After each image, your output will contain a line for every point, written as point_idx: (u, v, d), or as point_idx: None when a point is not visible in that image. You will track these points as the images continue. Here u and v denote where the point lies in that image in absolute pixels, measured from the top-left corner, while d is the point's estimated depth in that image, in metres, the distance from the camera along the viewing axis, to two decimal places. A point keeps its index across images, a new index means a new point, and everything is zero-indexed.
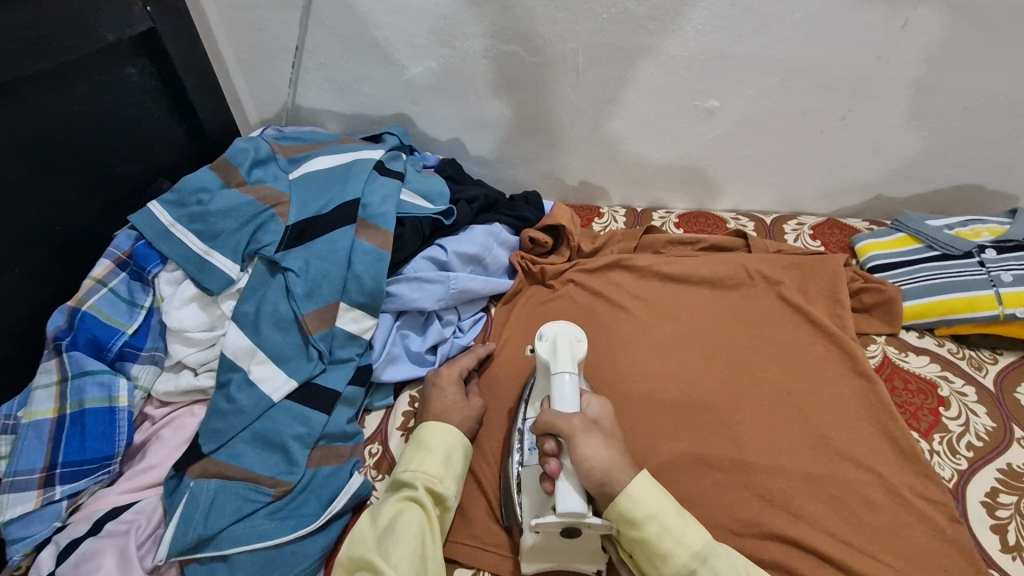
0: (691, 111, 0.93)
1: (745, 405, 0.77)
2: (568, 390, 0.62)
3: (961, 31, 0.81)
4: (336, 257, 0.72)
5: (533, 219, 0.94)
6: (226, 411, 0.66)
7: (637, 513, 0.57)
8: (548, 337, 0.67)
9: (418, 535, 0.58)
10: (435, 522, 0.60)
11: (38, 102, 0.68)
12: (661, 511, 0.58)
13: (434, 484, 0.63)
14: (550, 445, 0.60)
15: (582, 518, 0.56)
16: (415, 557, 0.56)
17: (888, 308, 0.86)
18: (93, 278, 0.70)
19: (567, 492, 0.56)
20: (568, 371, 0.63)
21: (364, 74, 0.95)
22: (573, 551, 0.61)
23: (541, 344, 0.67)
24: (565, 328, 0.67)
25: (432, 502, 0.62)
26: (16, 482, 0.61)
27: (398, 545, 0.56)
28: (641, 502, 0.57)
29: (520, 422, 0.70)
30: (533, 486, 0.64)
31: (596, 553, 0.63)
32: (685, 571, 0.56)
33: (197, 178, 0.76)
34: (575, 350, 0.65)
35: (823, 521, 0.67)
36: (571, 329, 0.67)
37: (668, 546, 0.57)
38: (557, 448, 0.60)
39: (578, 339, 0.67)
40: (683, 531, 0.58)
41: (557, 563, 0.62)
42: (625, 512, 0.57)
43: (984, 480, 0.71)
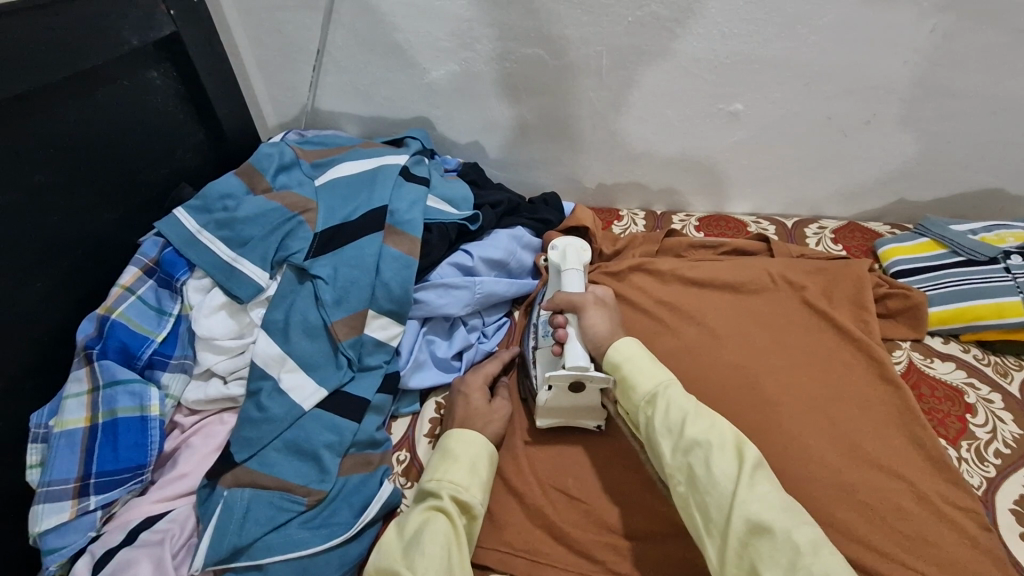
0: (715, 114, 0.93)
1: (773, 412, 0.76)
2: (576, 281, 0.75)
3: (991, 34, 0.81)
4: (364, 264, 0.72)
5: (553, 222, 0.94)
6: (257, 420, 0.66)
7: (617, 358, 0.66)
8: (558, 247, 0.79)
9: (444, 544, 0.57)
10: (462, 531, 0.60)
11: (64, 109, 0.68)
12: (636, 354, 0.65)
13: (460, 492, 0.62)
14: (558, 320, 0.71)
15: (587, 371, 0.66)
16: (442, 565, 0.55)
17: (914, 313, 0.86)
18: (121, 286, 0.69)
19: (573, 351, 0.67)
20: (575, 268, 0.76)
21: (385, 76, 0.94)
22: (579, 407, 0.71)
23: (552, 253, 0.80)
24: (572, 239, 0.80)
25: (458, 510, 0.61)
26: (50, 492, 0.61)
27: (424, 556, 0.55)
28: (622, 350, 0.66)
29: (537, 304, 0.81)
30: (544, 356, 0.73)
31: (598, 409, 0.72)
32: (647, 399, 0.63)
33: (223, 184, 0.76)
34: (581, 255, 0.78)
35: (855, 529, 0.67)
36: (577, 242, 0.80)
37: (636, 379, 0.64)
38: (565, 321, 0.71)
39: (583, 249, 0.79)
40: (650, 369, 0.64)
41: (565, 419, 0.72)
42: (609, 358, 0.66)
43: (1013, 489, 0.72)
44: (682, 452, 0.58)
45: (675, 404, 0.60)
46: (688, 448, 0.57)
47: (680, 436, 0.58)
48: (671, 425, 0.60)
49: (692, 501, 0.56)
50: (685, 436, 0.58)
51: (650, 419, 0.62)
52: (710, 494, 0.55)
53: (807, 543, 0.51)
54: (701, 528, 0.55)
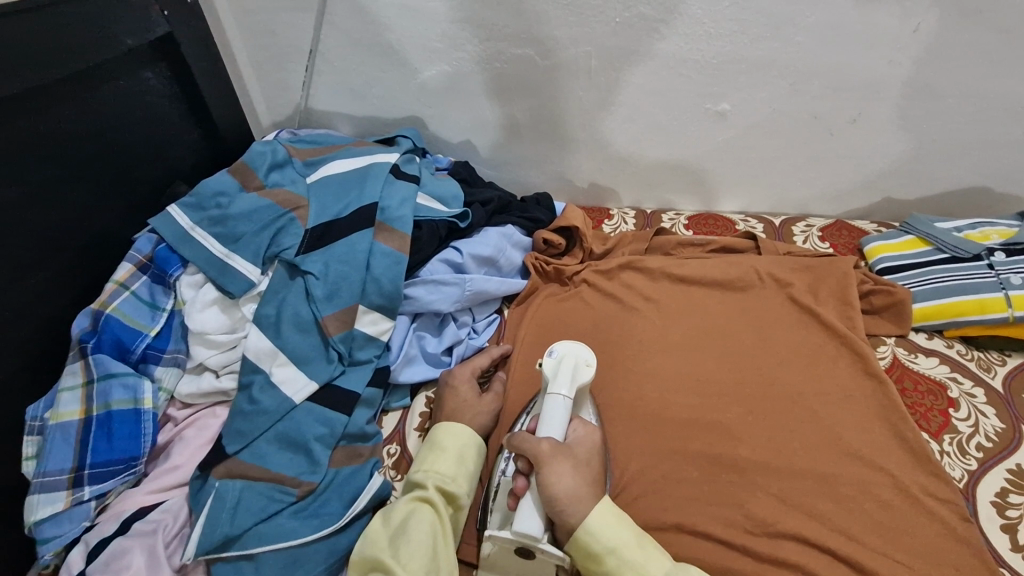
0: (702, 114, 0.94)
1: (757, 408, 0.78)
2: (558, 411, 0.64)
3: (971, 34, 0.82)
4: (355, 260, 0.73)
5: (544, 220, 0.96)
6: (249, 412, 0.67)
7: (594, 546, 0.57)
8: (557, 355, 0.68)
9: (429, 533, 0.59)
10: (447, 521, 0.61)
11: (61, 108, 0.69)
12: (625, 546, 0.58)
13: (445, 482, 0.64)
14: (521, 465, 0.61)
15: (536, 542, 0.56)
16: (427, 554, 0.57)
17: (898, 309, 0.87)
18: (116, 282, 0.71)
19: (527, 514, 0.57)
20: (563, 394, 0.65)
21: (377, 76, 0.95)
22: (527, 571, 0.61)
23: (547, 360, 0.68)
24: (579, 348, 0.69)
25: (443, 500, 0.63)
26: (44, 483, 0.62)
27: (410, 544, 0.57)
28: (601, 537, 0.57)
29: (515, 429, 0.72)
30: (502, 502, 0.64)
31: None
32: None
33: (217, 182, 0.77)
34: (579, 373, 0.67)
35: (835, 520, 0.68)
36: (582, 353, 0.68)
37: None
38: (529, 470, 0.60)
39: (587, 364, 0.68)
40: (643, 561, 0.58)
41: None
42: (582, 543, 0.57)
43: (994, 481, 0.73)
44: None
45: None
46: None
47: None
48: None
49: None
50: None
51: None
52: None
53: None
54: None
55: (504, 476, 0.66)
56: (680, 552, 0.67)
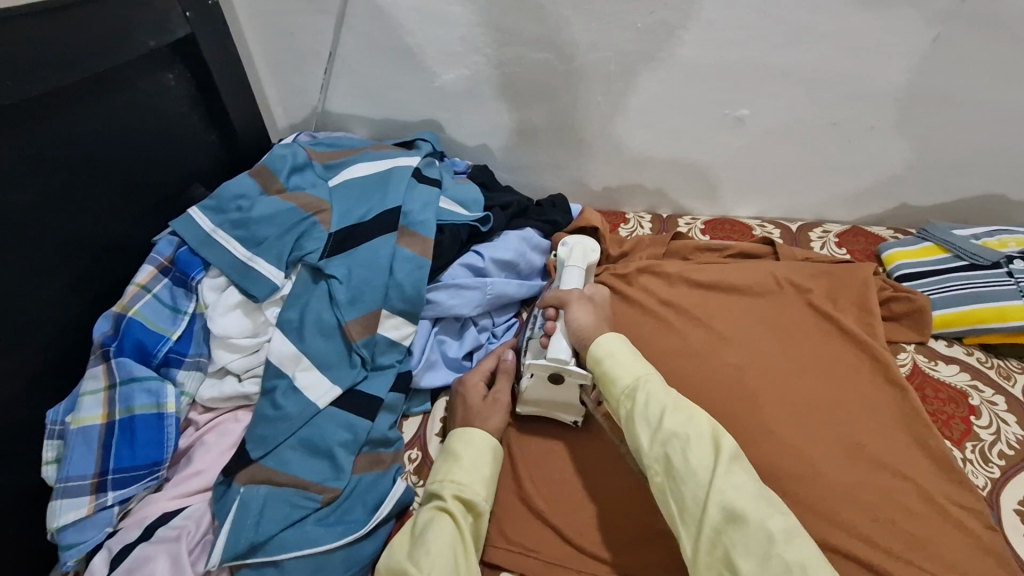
0: (721, 120, 0.94)
1: (780, 413, 0.77)
2: (574, 278, 0.76)
3: (993, 43, 0.82)
4: (378, 264, 0.73)
5: (562, 223, 0.95)
6: (272, 418, 0.66)
7: (597, 353, 0.66)
8: (568, 244, 0.80)
9: (449, 544, 0.58)
10: (466, 530, 0.60)
11: (81, 110, 0.69)
12: (619, 350, 0.66)
13: (461, 490, 0.63)
14: (551, 312, 0.74)
15: (566, 365, 0.68)
16: (448, 564, 0.56)
17: (918, 317, 0.87)
18: (137, 285, 0.70)
19: (558, 341, 0.69)
20: (578, 266, 0.77)
21: (395, 79, 0.95)
22: (557, 399, 0.73)
23: (562, 248, 0.81)
24: (584, 238, 0.81)
25: (461, 509, 0.62)
26: (68, 488, 0.61)
27: (430, 555, 0.56)
28: (604, 345, 0.67)
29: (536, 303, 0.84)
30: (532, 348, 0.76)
31: (575, 406, 0.72)
32: (628, 391, 0.63)
33: (238, 185, 0.77)
34: (587, 254, 0.79)
35: (861, 528, 0.68)
36: (589, 242, 0.80)
37: (615, 374, 0.65)
38: (557, 315, 0.74)
39: (592, 249, 0.80)
40: (630, 363, 0.65)
41: (544, 410, 0.74)
42: (591, 351, 0.67)
43: (1017, 490, 0.73)
44: (660, 442, 0.59)
45: (654, 397, 0.61)
46: (666, 438, 0.59)
47: (659, 427, 0.59)
48: (649, 415, 0.61)
49: (669, 491, 0.58)
50: (663, 429, 0.59)
51: (630, 412, 0.63)
52: (686, 483, 0.56)
53: (778, 532, 0.53)
54: (676, 515, 0.57)
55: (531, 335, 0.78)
56: None
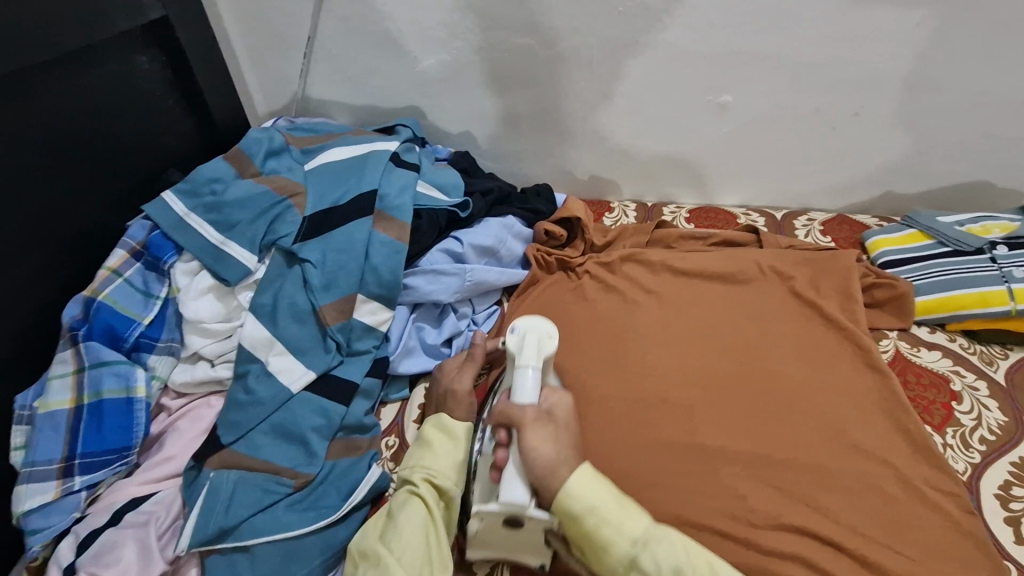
0: (704, 106, 0.93)
1: (759, 400, 0.77)
2: (529, 383, 0.63)
3: (974, 28, 0.82)
4: (353, 249, 0.72)
5: (545, 211, 0.95)
6: (245, 403, 0.65)
7: (575, 507, 0.56)
8: (518, 331, 0.67)
9: (420, 528, 0.58)
10: (439, 516, 0.60)
11: (49, 90, 0.67)
12: (599, 502, 0.56)
13: (432, 476, 0.62)
14: (501, 435, 0.60)
15: (525, 510, 0.56)
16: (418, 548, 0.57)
17: (899, 302, 0.86)
18: (108, 269, 0.69)
19: (513, 483, 0.56)
20: (531, 367, 0.64)
21: (375, 65, 0.94)
22: (516, 543, 0.61)
23: (511, 336, 0.68)
24: (538, 322, 0.68)
25: (434, 495, 0.61)
26: (33, 474, 0.61)
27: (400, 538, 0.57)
28: (579, 496, 0.56)
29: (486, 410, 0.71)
30: (484, 475, 0.64)
31: (541, 548, 0.61)
32: (627, 561, 0.56)
33: (210, 168, 0.76)
34: (543, 344, 0.66)
35: (839, 513, 0.67)
36: (544, 326, 0.68)
37: (607, 537, 0.56)
38: (508, 438, 0.60)
39: (549, 336, 0.67)
40: (619, 516, 0.56)
41: (501, 554, 0.62)
42: (562, 502, 0.56)
43: (997, 474, 0.72)
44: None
45: (667, 567, 0.55)
46: None
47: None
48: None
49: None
50: None
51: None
52: None
53: None
54: None
55: (482, 453, 0.66)
56: None
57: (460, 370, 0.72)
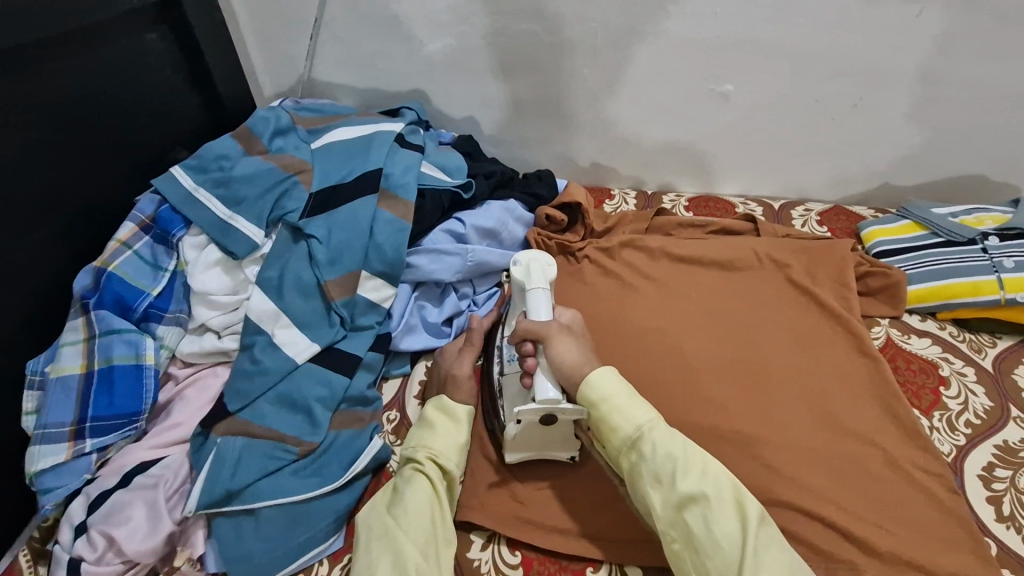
0: (706, 95, 0.95)
1: (752, 382, 0.79)
2: (542, 304, 0.68)
3: (973, 22, 0.83)
4: (358, 226, 0.73)
5: (546, 196, 0.96)
6: (251, 373, 0.67)
7: (591, 396, 0.62)
8: (521, 262, 0.70)
9: (427, 503, 0.60)
10: (444, 493, 0.62)
11: (60, 64, 0.69)
12: (614, 393, 0.62)
13: (437, 455, 0.64)
14: (527, 348, 0.65)
15: (557, 404, 0.62)
16: (426, 524, 0.58)
17: (893, 291, 0.88)
18: (119, 240, 0.71)
19: (544, 383, 0.62)
20: (542, 288, 0.69)
21: (381, 48, 0.95)
22: (549, 439, 0.67)
23: (513, 268, 0.71)
24: (536, 251, 0.71)
25: (438, 473, 0.63)
26: (46, 435, 0.63)
27: (409, 513, 0.59)
28: (597, 386, 0.62)
29: (499, 338, 0.76)
30: (511, 387, 0.69)
31: (570, 442, 0.68)
32: (630, 442, 0.61)
33: (219, 146, 0.78)
34: (546, 270, 0.70)
35: (826, 490, 0.69)
36: (542, 255, 0.71)
37: (617, 421, 0.62)
38: (535, 350, 0.65)
39: (548, 264, 0.71)
40: (628, 408, 0.62)
41: (535, 452, 0.68)
42: (584, 394, 0.63)
43: (981, 456, 0.74)
44: (675, 507, 0.58)
45: (663, 452, 0.60)
46: (683, 502, 0.57)
47: (673, 490, 0.58)
48: (660, 475, 0.59)
49: (688, 559, 0.56)
50: (678, 491, 0.58)
51: (636, 464, 0.61)
52: (707, 551, 0.55)
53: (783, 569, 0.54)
54: None
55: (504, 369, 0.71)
56: None
57: (460, 353, 0.75)
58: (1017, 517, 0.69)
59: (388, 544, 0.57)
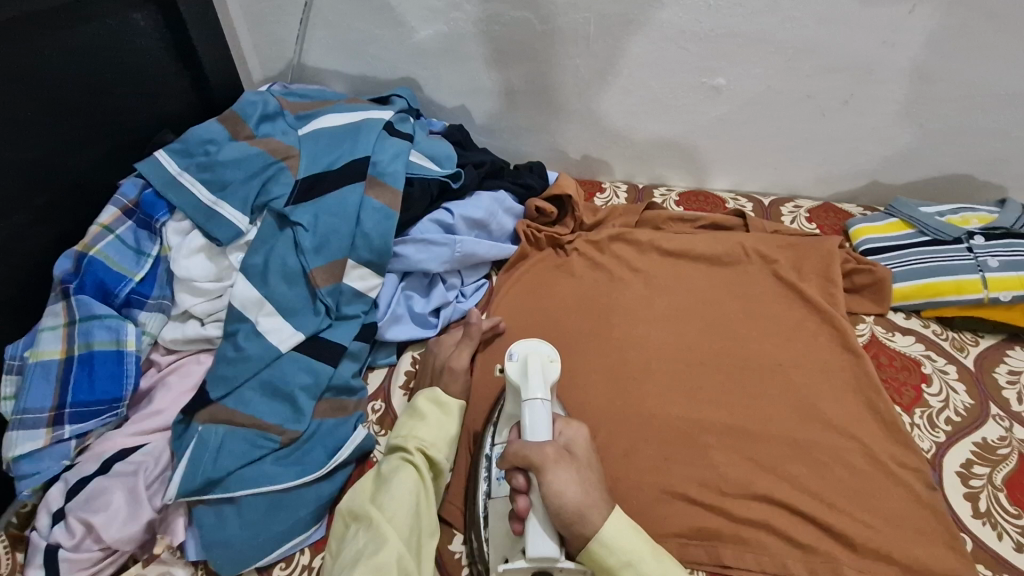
0: (698, 87, 0.94)
1: (737, 376, 0.79)
2: (538, 417, 0.59)
3: (966, 19, 0.83)
4: (345, 213, 0.72)
5: (537, 187, 0.96)
6: (233, 359, 0.67)
7: (610, 559, 0.55)
8: (517, 356, 0.64)
9: (413, 492, 0.60)
10: (430, 483, 0.62)
11: (44, 41, 0.67)
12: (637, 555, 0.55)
13: (426, 447, 0.63)
14: (519, 482, 0.56)
15: (555, 562, 0.53)
16: (409, 512, 0.58)
17: (878, 288, 0.89)
18: (99, 224, 0.70)
19: (539, 536, 0.53)
20: (540, 398, 0.59)
21: (373, 34, 0.94)
22: None
23: (510, 364, 0.63)
24: (537, 346, 0.64)
25: (425, 464, 0.63)
26: (24, 420, 0.62)
27: (393, 502, 0.58)
28: (611, 544, 0.55)
29: (488, 447, 0.66)
30: (500, 522, 0.60)
31: None
32: None
33: (205, 130, 0.77)
34: (547, 369, 0.62)
35: (806, 483, 0.70)
36: (543, 349, 0.64)
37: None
38: (527, 484, 0.56)
39: (550, 360, 0.63)
40: (658, 573, 0.55)
41: None
42: (594, 551, 0.55)
43: (960, 453, 0.75)
44: None
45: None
46: None
47: None
48: None
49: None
50: None
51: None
52: None
53: None
54: None
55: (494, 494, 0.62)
56: (652, 511, 0.68)
57: (457, 346, 0.74)
58: (993, 513, 0.69)
59: (369, 531, 0.56)
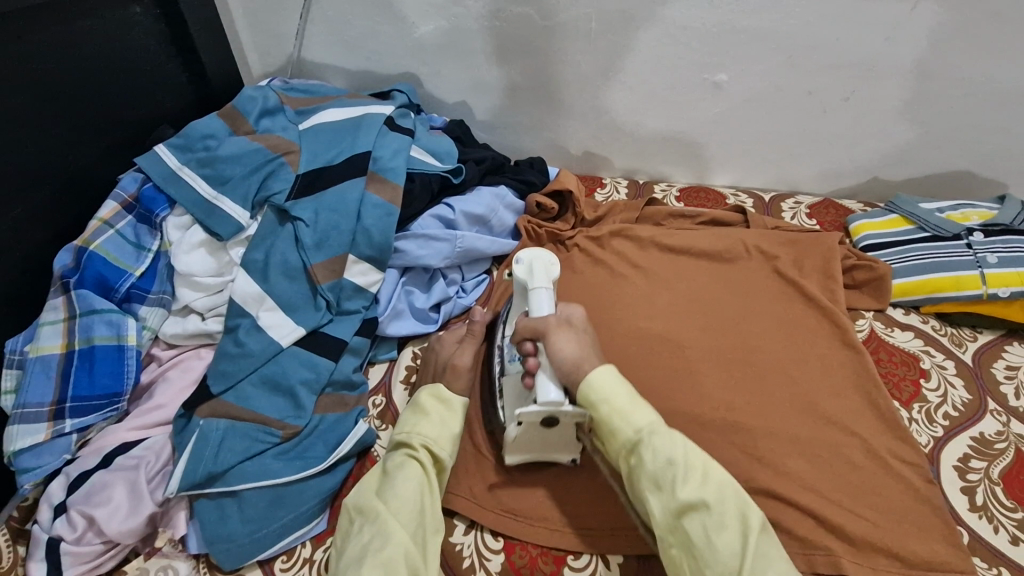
0: (699, 84, 0.94)
1: (737, 371, 0.79)
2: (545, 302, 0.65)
3: (967, 17, 0.83)
4: (346, 209, 0.72)
5: (537, 183, 0.95)
6: (234, 355, 0.67)
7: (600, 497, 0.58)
8: (523, 260, 0.68)
9: (417, 489, 0.60)
10: (435, 479, 0.62)
11: (41, 35, 0.67)
12: (613, 393, 0.60)
13: (431, 443, 0.63)
14: (528, 348, 0.63)
15: (560, 408, 0.59)
16: (414, 509, 0.58)
17: (877, 285, 0.89)
18: (99, 219, 0.70)
19: (546, 385, 0.59)
20: (544, 287, 0.65)
21: (373, 29, 0.93)
22: (550, 442, 0.66)
23: (515, 265, 0.68)
24: (540, 249, 0.69)
25: (429, 461, 0.63)
26: (24, 415, 0.62)
27: (398, 499, 0.58)
28: (597, 389, 0.60)
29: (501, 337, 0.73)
30: (513, 388, 0.68)
31: (573, 444, 0.67)
32: (630, 445, 0.59)
33: (204, 125, 0.77)
34: (550, 269, 0.67)
35: (805, 478, 0.70)
36: (545, 253, 0.68)
37: (615, 425, 0.60)
38: (535, 350, 0.63)
39: (552, 262, 0.68)
40: (628, 410, 0.60)
41: (536, 454, 0.67)
42: (583, 394, 0.60)
43: (958, 447, 0.75)
44: (675, 514, 0.56)
45: (663, 458, 0.57)
46: (683, 511, 0.55)
47: (673, 498, 0.56)
48: (660, 482, 0.57)
49: (687, 570, 0.54)
50: (678, 499, 0.55)
51: (635, 467, 0.59)
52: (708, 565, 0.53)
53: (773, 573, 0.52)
54: None
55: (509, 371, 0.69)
56: None
57: (460, 344, 0.74)
58: (990, 506, 0.70)
59: (375, 529, 0.56)
